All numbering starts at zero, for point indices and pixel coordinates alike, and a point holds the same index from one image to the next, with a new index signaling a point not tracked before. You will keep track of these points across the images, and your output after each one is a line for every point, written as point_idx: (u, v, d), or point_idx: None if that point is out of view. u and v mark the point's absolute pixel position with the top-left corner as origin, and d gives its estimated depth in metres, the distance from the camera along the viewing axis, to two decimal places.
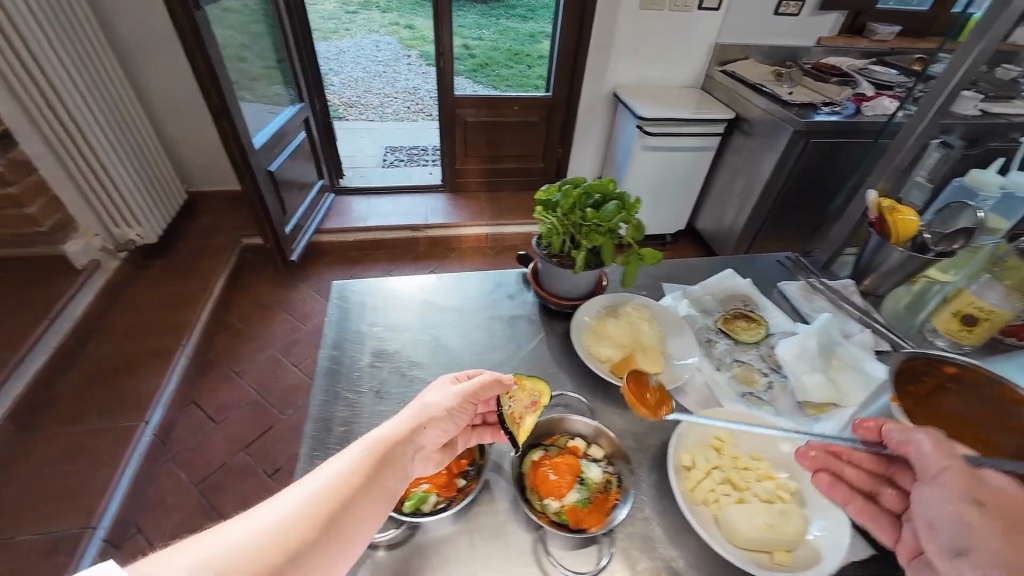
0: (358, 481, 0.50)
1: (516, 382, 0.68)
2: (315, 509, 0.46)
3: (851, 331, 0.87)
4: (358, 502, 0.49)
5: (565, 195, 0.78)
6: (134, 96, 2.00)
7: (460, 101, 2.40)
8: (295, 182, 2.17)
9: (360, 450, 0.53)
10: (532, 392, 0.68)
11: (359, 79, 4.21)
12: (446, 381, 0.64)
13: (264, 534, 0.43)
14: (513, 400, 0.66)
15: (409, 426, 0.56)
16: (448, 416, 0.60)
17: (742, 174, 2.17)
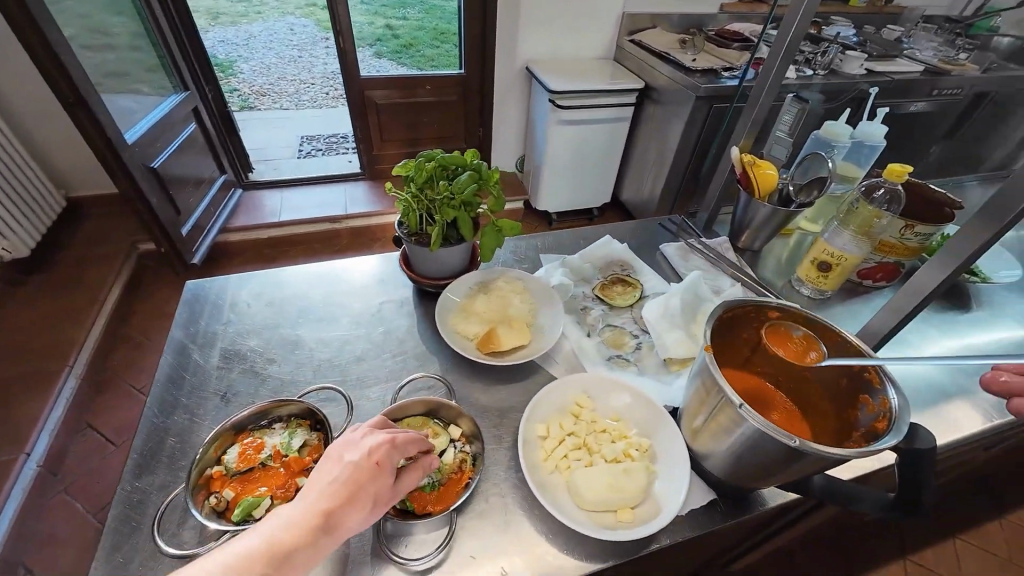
0: None
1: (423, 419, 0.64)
2: None
3: (722, 286, 0.90)
4: None
5: (419, 168, 0.74)
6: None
7: (368, 83, 2.29)
8: (189, 179, 2.00)
9: (251, 541, 0.43)
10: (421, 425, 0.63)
11: (272, 65, 3.92)
12: (380, 440, 0.52)
13: None
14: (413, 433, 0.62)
15: (321, 512, 0.46)
16: (380, 492, 0.49)
17: (655, 143, 2.20)
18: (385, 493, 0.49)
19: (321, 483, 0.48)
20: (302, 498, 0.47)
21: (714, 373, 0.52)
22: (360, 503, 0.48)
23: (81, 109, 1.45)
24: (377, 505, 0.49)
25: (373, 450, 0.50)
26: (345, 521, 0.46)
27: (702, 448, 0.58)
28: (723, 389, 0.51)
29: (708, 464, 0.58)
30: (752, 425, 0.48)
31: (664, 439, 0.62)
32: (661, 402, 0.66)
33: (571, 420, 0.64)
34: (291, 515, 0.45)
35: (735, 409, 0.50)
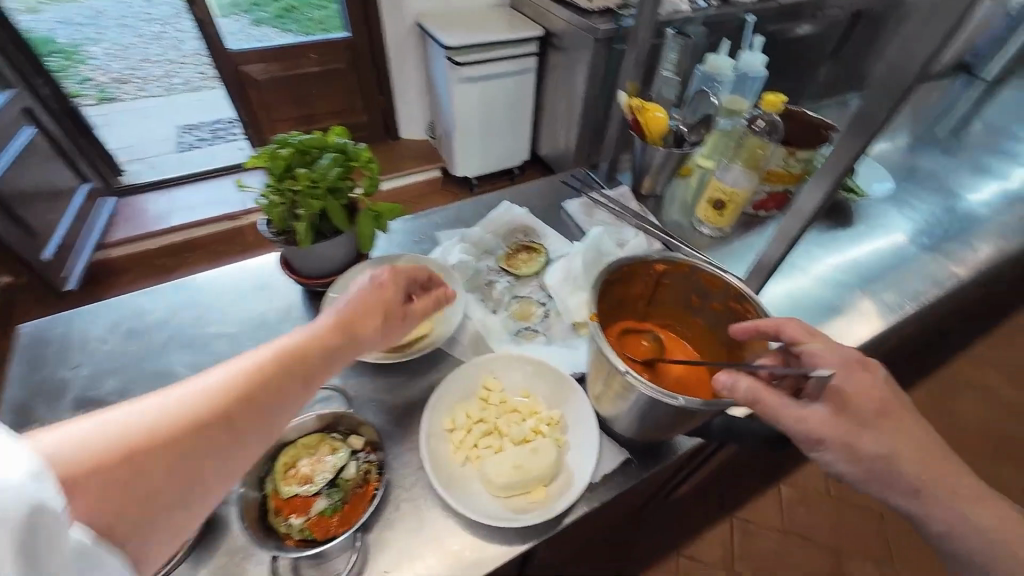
0: (274, 372, 0.42)
1: (320, 437, 0.58)
2: (229, 389, 0.39)
3: (626, 238, 0.89)
4: (270, 395, 0.41)
5: (273, 158, 0.66)
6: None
7: (240, 57, 2.04)
8: (39, 193, 1.71)
9: (278, 342, 0.45)
10: (319, 444, 0.58)
11: (129, 45, 3.36)
12: (384, 275, 0.54)
13: (172, 409, 0.36)
14: (312, 455, 0.57)
15: (341, 318, 0.48)
16: (393, 307, 0.53)
17: (564, 92, 2.13)
18: (394, 320, 0.52)
19: (332, 308, 0.50)
20: (321, 314, 0.49)
21: (599, 342, 0.50)
22: (374, 325, 0.50)
23: None
24: (386, 331, 0.52)
25: (380, 282, 0.53)
26: (362, 339, 0.49)
27: (607, 413, 0.57)
28: (607, 356, 0.49)
29: (616, 426, 0.58)
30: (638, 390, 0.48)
31: (573, 409, 0.60)
32: (568, 370, 0.65)
33: (478, 406, 0.61)
34: (306, 332, 0.46)
35: (622, 376, 0.48)
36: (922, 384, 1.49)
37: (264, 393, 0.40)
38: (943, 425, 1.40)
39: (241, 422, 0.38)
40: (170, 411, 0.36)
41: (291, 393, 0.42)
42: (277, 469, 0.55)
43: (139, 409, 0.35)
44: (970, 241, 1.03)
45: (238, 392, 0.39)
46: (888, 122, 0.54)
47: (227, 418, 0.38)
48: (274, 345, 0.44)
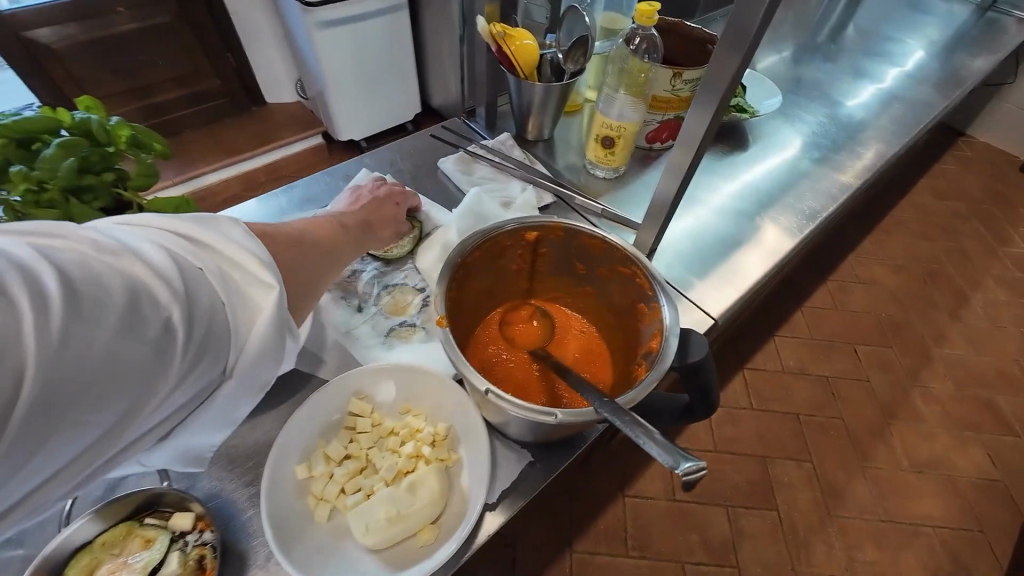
0: (337, 231, 0.53)
1: (123, 530, 0.43)
2: (314, 231, 0.50)
3: (513, 195, 0.77)
4: (341, 243, 0.52)
5: None
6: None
7: (20, 19, 1.57)
8: None
9: (324, 215, 0.55)
10: (122, 542, 0.43)
11: None
12: (383, 186, 0.67)
13: (287, 231, 0.47)
14: (112, 560, 0.42)
15: (367, 210, 0.60)
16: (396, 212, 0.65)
17: (445, 33, 1.79)
18: (396, 222, 0.64)
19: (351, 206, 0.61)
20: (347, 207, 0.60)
21: (450, 353, 0.38)
22: (388, 218, 0.62)
23: None
24: (391, 231, 0.63)
25: (384, 190, 0.66)
26: (380, 225, 0.61)
27: (497, 422, 0.47)
28: (462, 372, 0.38)
29: (511, 431, 0.48)
30: (505, 407, 0.37)
31: (462, 421, 0.50)
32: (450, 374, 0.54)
33: (343, 441, 0.49)
34: (336, 214, 0.57)
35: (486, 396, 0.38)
36: (823, 288, 1.58)
37: (327, 237, 0.50)
38: (843, 322, 1.51)
39: (321, 254, 0.48)
40: (269, 230, 0.44)
41: (345, 246, 0.53)
42: None
43: (258, 224, 0.44)
44: (855, 147, 1.03)
45: (310, 232, 0.49)
46: (764, 26, 0.44)
47: (321, 247, 0.49)
48: (317, 216, 0.54)
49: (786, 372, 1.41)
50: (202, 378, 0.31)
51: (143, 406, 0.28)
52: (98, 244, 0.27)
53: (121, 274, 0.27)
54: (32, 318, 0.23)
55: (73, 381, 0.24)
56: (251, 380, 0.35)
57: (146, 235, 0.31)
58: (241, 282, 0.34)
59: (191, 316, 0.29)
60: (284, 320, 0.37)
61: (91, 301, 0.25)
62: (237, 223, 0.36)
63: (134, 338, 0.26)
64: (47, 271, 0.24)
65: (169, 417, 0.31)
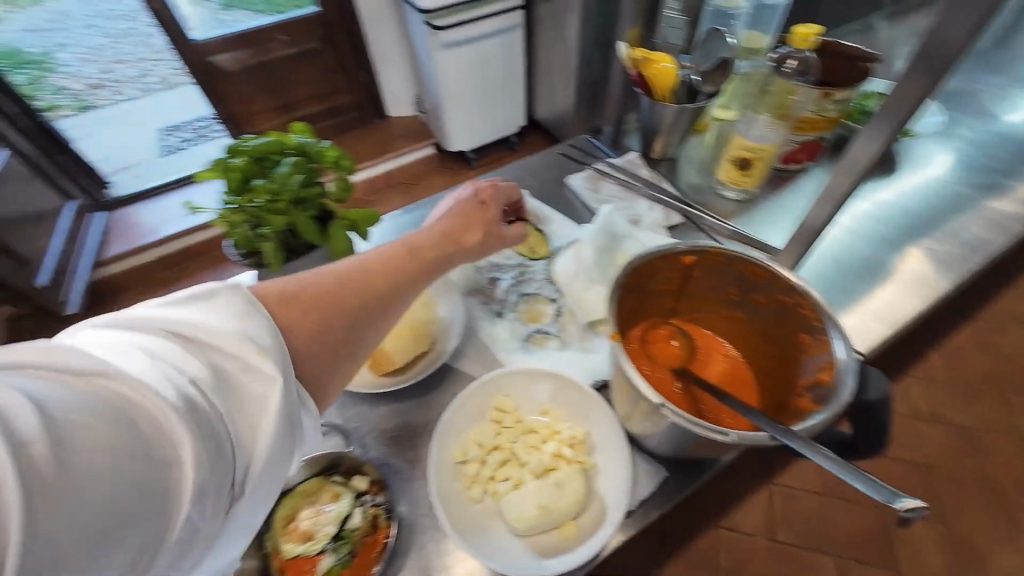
0: (404, 259, 0.46)
1: (319, 484, 0.52)
2: (369, 266, 0.44)
3: (640, 214, 0.79)
4: (402, 274, 0.45)
5: (225, 169, 0.57)
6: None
7: (208, 48, 1.90)
8: (23, 217, 1.65)
9: (403, 235, 0.49)
10: (318, 493, 0.52)
11: (98, 43, 3.07)
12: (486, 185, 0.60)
13: (334, 275, 0.42)
14: (310, 506, 0.51)
15: (451, 222, 0.53)
16: (491, 218, 0.56)
17: (557, 46, 1.94)
18: (498, 230, 0.56)
19: (439, 217, 0.55)
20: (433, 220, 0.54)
21: (623, 367, 0.41)
22: (478, 232, 0.54)
23: None
24: (487, 245, 0.55)
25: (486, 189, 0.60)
26: (468, 241, 0.52)
27: (640, 434, 0.50)
28: (636, 386, 0.40)
29: (650, 445, 0.50)
30: (676, 424, 0.39)
31: (601, 428, 0.53)
32: (589, 382, 0.57)
33: (491, 432, 0.54)
34: (417, 233, 0.51)
35: (655, 408, 0.40)
36: (967, 326, 1.38)
37: (391, 276, 0.44)
38: (992, 367, 1.31)
39: (374, 302, 0.43)
40: (309, 288, 0.41)
41: (411, 284, 0.46)
42: (275, 526, 0.49)
43: (298, 286, 0.41)
44: None
45: (369, 274, 0.43)
46: (963, 51, 0.42)
47: (369, 289, 0.43)
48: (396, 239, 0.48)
49: (916, 416, 1.25)
50: (220, 488, 0.30)
51: (160, 537, 0.27)
52: (87, 374, 0.27)
53: (109, 405, 0.26)
54: (20, 471, 0.22)
55: (67, 534, 0.22)
56: (265, 480, 0.34)
57: (141, 349, 0.31)
58: (235, 374, 0.33)
59: (192, 427, 0.28)
60: (293, 402, 0.36)
61: (76, 438, 0.24)
62: (226, 308, 0.36)
63: (129, 470, 0.25)
64: (24, 415, 0.23)
65: (189, 549, 0.29)
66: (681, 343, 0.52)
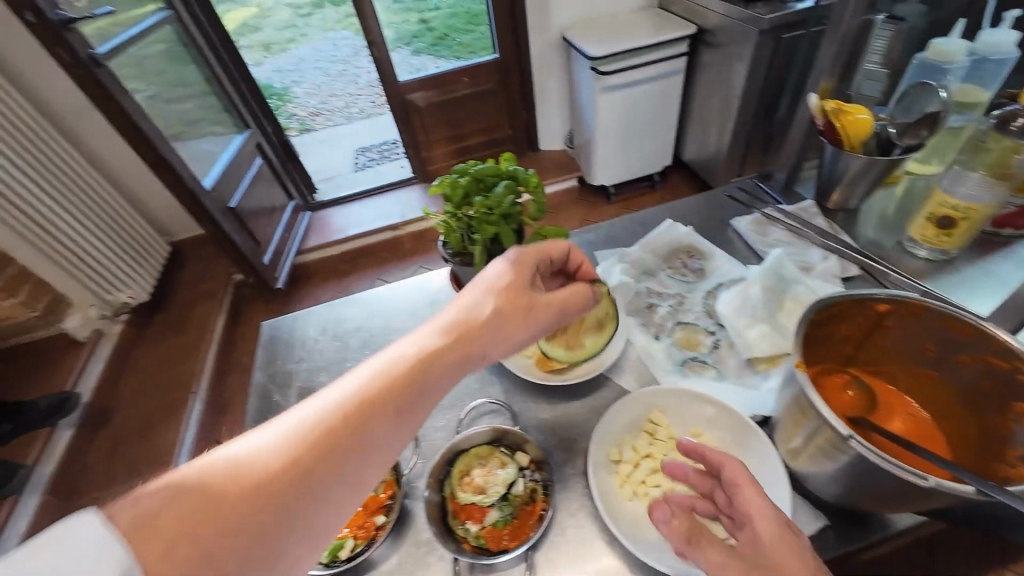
0: (396, 381, 0.42)
1: (489, 450, 0.62)
2: (356, 396, 0.41)
3: (812, 261, 0.78)
4: (396, 399, 0.42)
5: (453, 186, 0.72)
6: (80, 156, 1.86)
7: (408, 87, 2.30)
8: (262, 209, 2.14)
9: (407, 345, 0.46)
10: (488, 458, 0.61)
11: (322, 83, 3.98)
12: (511, 261, 0.54)
13: (309, 417, 0.39)
14: (481, 467, 0.61)
15: (462, 320, 0.49)
16: (515, 301, 0.51)
17: (718, 90, 1.96)
18: (527, 299, 0.52)
19: (453, 309, 0.50)
20: (444, 314, 0.50)
21: (809, 396, 0.44)
22: (490, 328, 0.49)
23: (165, 168, 1.60)
24: (514, 320, 0.51)
25: (514, 263, 0.54)
26: (475, 340, 0.48)
27: (803, 472, 0.50)
28: (822, 415, 0.42)
29: (813, 487, 0.50)
30: (862, 459, 0.40)
31: (757, 460, 0.54)
32: (748, 414, 0.59)
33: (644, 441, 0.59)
34: (419, 337, 0.47)
35: (842, 439, 0.41)
36: None
37: (371, 407, 0.40)
38: None
39: (325, 460, 0.37)
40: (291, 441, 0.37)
41: (409, 406, 0.42)
42: (453, 476, 0.60)
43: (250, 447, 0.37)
44: None
45: (321, 430, 0.38)
46: None
47: (354, 426, 0.39)
48: (374, 361, 0.44)
49: None
50: None
51: None
52: None
53: None
54: None
55: None
56: None
57: None
58: None
59: None
60: None
61: None
62: (88, 536, 0.27)
63: None
64: None
65: None
66: (859, 392, 0.52)
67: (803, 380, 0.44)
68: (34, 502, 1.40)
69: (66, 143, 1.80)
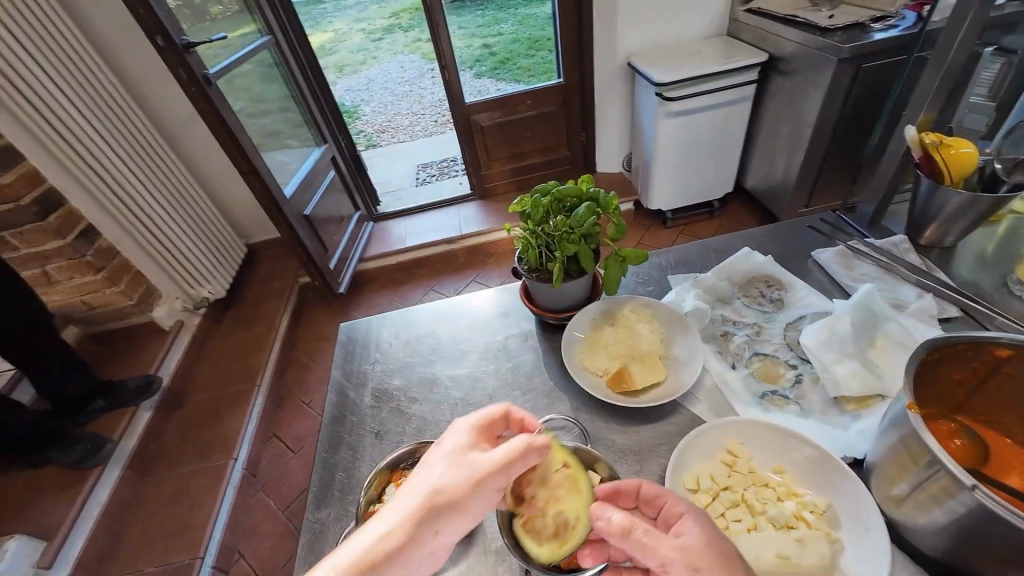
0: None
1: None
2: None
3: (905, 300, 0.74)
4: None
5: (534, 205, 0.74)
6: (179, 162, 2.06)
7: (473, 108, 2.40)
8: (331, 218, 2.28)
9: (350, 554, 0.43)
10: None
11: (388, 102, 4.22)
12: (457, 441, 0.50)
13: None
14: None
15: (410, 515, 0.44)
16: (468, 486, 0.46)
17: (788, 118, 1.92)
18: (480, 484, 0.47)
19: (401, 498, 0.46)
20: (392, 504, 0.46)
21: (924, 438, 0.42)
22: (436, 521, 0.45)
23: (253, 175, 1.74)
24: (465, 510, 0.46)
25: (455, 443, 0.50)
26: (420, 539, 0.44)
27: (901, 520, 0.48)
28: (941, 462, 0.40)
29: (914, 538, 0.47)
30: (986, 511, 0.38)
31: (846, 503, 0.52)
32: (836, 454, 0.56)
33: (723, 472, 0.57)
34: (363, 542, 0.43)
35: (960, 487, 0.39)
36: None
37: None
38: None
39: None
40: None
41: None
42: None
43: None
44: None
45: None
46: None
47: None
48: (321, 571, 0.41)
49: None
50: None
51: None
52: None
53: None
54: None
55: None
56: None
57: None
58: None
59: None
60: None
61: None
62: None
63: None
64: None
65: None
66: (969, 442, 0.47)
67: (916, 419, 0.43)
68: (113, 474, 1.51)
69: (170, 151, 2.01)
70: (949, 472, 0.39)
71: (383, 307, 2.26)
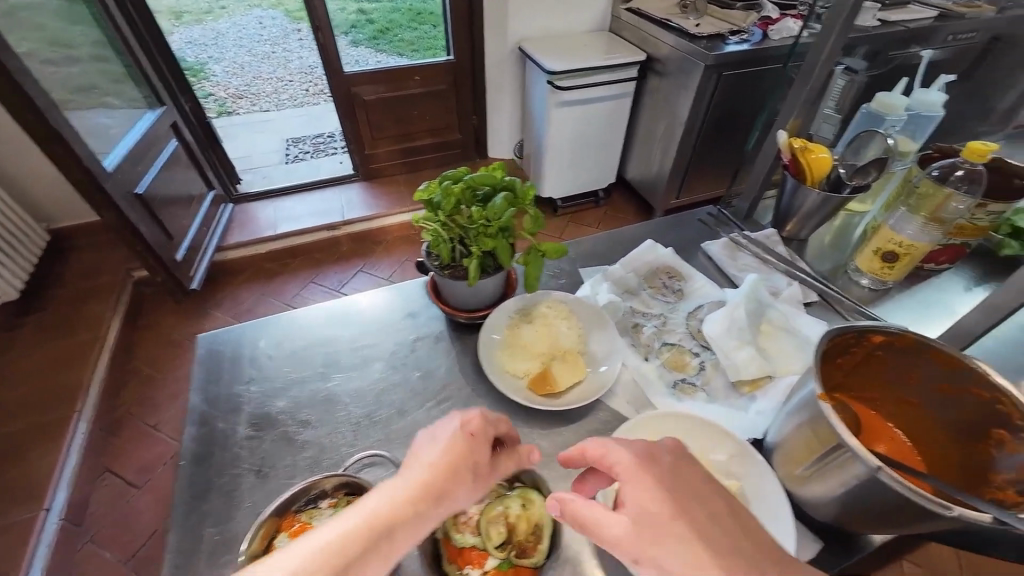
0: (342, 552, 0.39)
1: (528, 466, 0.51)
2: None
3: (779, 287, 0.83)
4: None
5: (445, 192, 0.65)
6: None
7: (354, 79, 2.16)
8: (176, 197, 1.87)
9: (354, 518, 0.41)
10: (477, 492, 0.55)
11: (245, 63, 3.62)
12: (461, 436, 0.49)
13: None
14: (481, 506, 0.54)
15: (421, 488, 0.45)
16: (479, 477, 0.49)
17: (663, 116, 2.08)
18: (481, 474, 0.49)
19: (420, 467, 0.46)
20: (405, 471, 0.46)
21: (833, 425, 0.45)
22: (430, 509, 0.44)
23: (55, 141, 1.33)
24: (470, 486, 0.48)
25: (452, 441, 0.48)
26: (407, 526, 0.43)
27: (801, 492, 0.52)
28: (849, 445, 0.43)
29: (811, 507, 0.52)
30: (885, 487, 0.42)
31: (753, 482, 0.55)
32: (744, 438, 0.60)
33: None
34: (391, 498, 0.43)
35: (865, 468, 0.43)
36: None
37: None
38: None
39: None
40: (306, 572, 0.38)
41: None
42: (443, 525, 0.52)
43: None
44: None
45: None
46: None
47: None
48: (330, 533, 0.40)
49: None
50: None
51: None
52: None
53: None
54: None
55: None
56: None
57: None
58: None
59: None
60: None
61: None
62: None
63: None
64: None
65: None
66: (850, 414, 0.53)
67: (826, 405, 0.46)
68: None
69: None
70: (853, 452, 0.43)
71: (252, 304, 1.94)
